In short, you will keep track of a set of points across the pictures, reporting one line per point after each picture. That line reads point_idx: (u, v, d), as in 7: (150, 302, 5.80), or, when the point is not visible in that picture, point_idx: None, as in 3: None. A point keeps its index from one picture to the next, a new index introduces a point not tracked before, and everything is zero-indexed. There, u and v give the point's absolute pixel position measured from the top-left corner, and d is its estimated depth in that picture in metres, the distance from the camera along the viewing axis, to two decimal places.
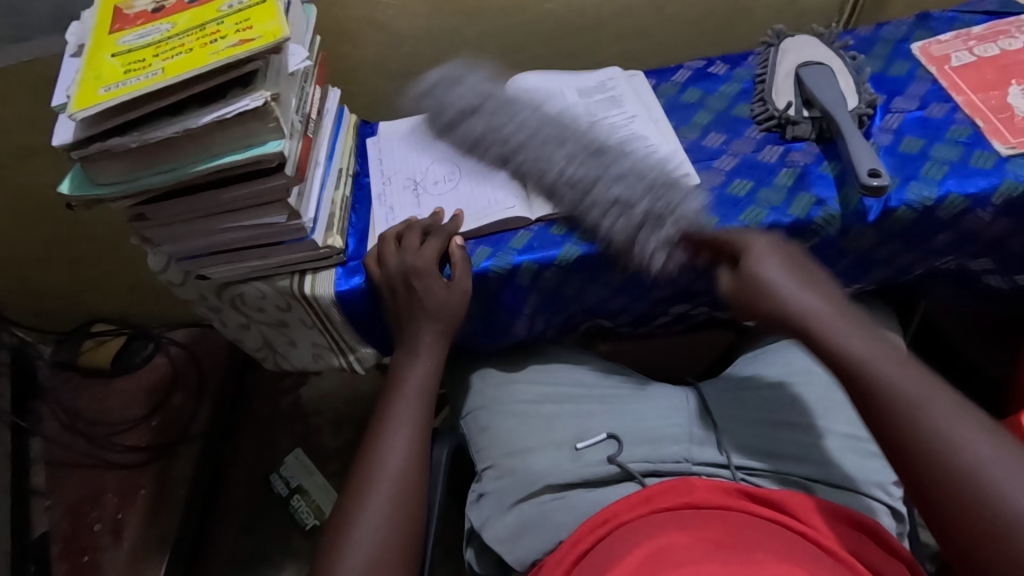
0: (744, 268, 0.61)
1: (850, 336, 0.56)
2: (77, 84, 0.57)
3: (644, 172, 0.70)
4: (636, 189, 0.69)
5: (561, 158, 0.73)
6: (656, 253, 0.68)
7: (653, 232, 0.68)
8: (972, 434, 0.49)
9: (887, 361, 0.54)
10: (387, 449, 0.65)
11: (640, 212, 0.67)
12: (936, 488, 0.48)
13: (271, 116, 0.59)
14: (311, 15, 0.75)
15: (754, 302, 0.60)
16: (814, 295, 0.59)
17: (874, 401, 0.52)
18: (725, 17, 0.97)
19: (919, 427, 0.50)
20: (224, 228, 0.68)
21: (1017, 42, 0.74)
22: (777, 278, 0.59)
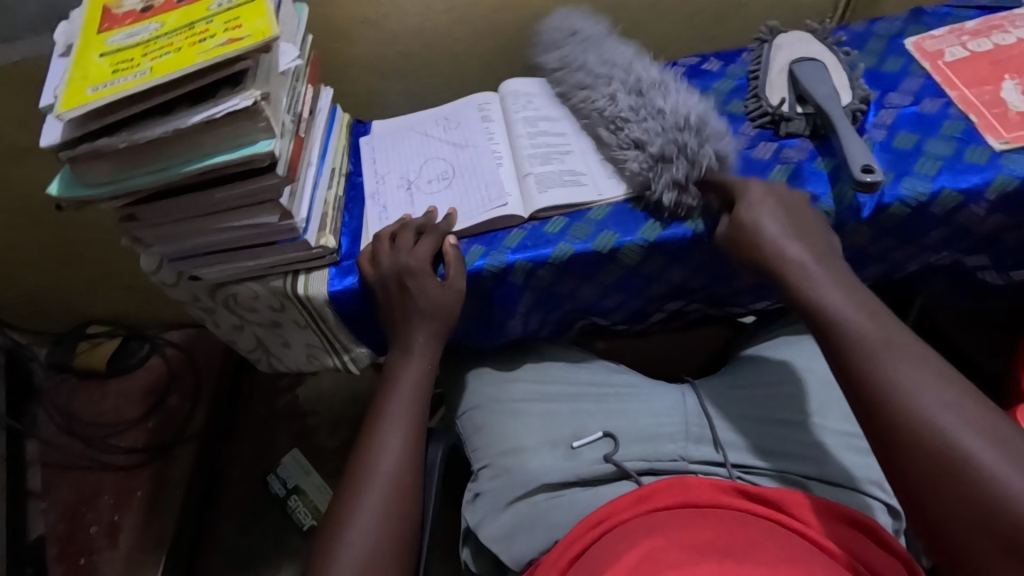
0: (736, 215, 0.64)
1: (821, 284, 0.58)
2: (65, 84, 0.57)
3: (676, 118, 0.71)
4: (664, 129, 0.71)
5: (620, 94, 0.77)
6: (663, 193, 0.68)
7: (665, 167, 0.69)
8: (930, 386, 0.47)
9: (860, 313, 0.54)
10: (381, 451, 0.64)
11: (655, 150, 0.70)
12: (889, 437, 0.47)
13: (261, 116, 0.58)
14: (302, 13, 0.74)
15: (747, 246, 0.63)
16: (798, 244, 0.61)
17: (844, 358, 0.53)
18: (720, 12, 0.96)
19: (878, 380, 0.50)
20: (216, 228, 0.68)
21: (1010, 37, 0.74)
22: (765, 223, 0.62)
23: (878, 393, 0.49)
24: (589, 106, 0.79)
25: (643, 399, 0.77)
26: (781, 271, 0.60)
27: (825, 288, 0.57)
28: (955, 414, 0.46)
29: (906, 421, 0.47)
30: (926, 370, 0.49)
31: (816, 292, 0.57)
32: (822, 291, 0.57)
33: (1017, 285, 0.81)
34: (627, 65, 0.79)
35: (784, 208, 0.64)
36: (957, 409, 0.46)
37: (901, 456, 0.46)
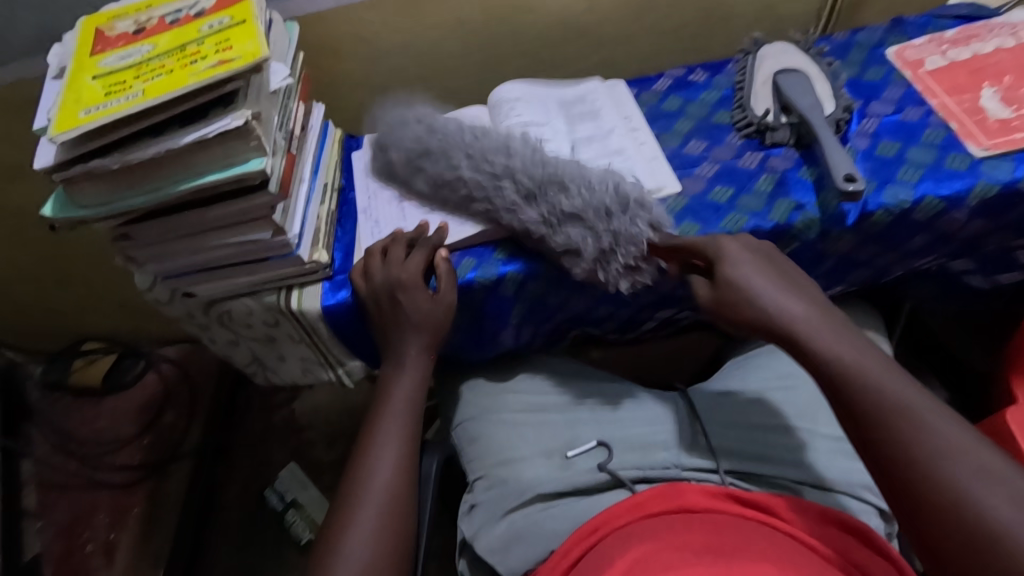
0: (721, 273, 0.62)
1: (829, 339, 0.57)
2: (57, 107, 0.57)
3: (594, 200, 0.69)
4: (592, 227, 0.68)
5: (520, 206, 0.71)
6: (619, 281, 0.69)
7: (607, 264, 0.69)
8: (944, 446, 0.49)
9: (866, 367, 0.54)
10: (375, 464, 0.65)
11: (611, 228, 0.68)
12: (936, 525, 0.47)
13: (253, 135, 0.59)
14: (293, 32, 0.75)
15: (739, 311, 0.60)
16: (799, 302, 0.59)
17: (867, 431, 0.52)
18: (705, 24, 0.98)
19: (910, 458, 0.49)
20: (210, 245, 0.68)
21: (988, 46, 0.75)
22: (754, 278, 0.60)
23: (909, 470, 0.49)
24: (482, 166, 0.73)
25: (636, 408, 0.77)
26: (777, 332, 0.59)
27: (834, 345, 0.56)
28: (995, 493, 0.46)
29: (942, 498, 0.47)
30: (958, 445, 0.49)
31: (821, 349, 0.56)
32: (835, 348, 0.56)
33: (1002, 289, 0.83)
34: (514, 151, 0.73)
35: (770, 263, 0.62)
36: (996, 484, 0.47)
37: (949, 535, 0.46)
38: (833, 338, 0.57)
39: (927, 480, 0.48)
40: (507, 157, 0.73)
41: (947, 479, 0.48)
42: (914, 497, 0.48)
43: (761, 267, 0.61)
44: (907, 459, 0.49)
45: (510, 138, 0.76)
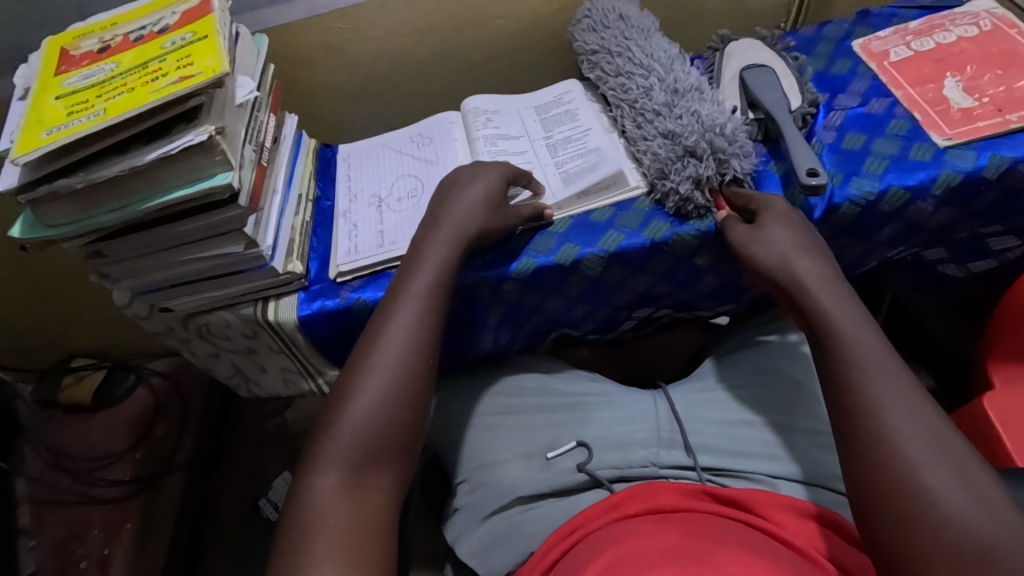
0: (759, 220, 0.65)
1: (829, 295, 0.58)
2: (21, 129, 0.58)
3: (685, 128, 0.72)
4: (677, 143, 0.71)
5: (653, 136, 0.74)
6: (680, 183, 0.69)
7: (680, 170, 0.70)
8: (902, 413, 0.50)
9: (859, 330, 0.56)
10: (370, 386, 0.57)
11: (687, 144, 0.70)
12: (869, 470, 0.49)
13: (218, 149, 0.59)
14: (260, 44, 0.76)
15: (752, 259, 0.64)
16: (808, 258, 0.61)
17: (838, 380, 0.54)
18: (676, 22, 0.98)
19: (866, 409, 0.51)
20: (182, 260, 0.69)
21: (951, 36, 0.76)
22: (777, 233, 0.63)
23: (864, 419, 0.51)
24: (623, 95, 0.80)
25: (615, 406, 0.77)
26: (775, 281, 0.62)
27: (824, 300, 0.58)
28: (931, 454, 0.48)
29: (887, 451, 0.49)
30: (915, 410, 0.50)
31: (810, 301, 0.59)
32: (829, 305, 0.58)
33: (976, 276, 0.84)
34: (653, 72, 0.79)
35: (804, 222, 0.64)
36: (938, 448, 0.48)
37: (880, 490, 0.48)
38: (831, 296, 0.58)
39: (874, 432, 0.50)
40: (647, 78, 0.79)
41: (892, 433, 0.49)
42: (859, 443, 0.51)
43: (790, 226, 0.63)
44: (867, 408, 0.51)
45: (673, 62, 0.81)
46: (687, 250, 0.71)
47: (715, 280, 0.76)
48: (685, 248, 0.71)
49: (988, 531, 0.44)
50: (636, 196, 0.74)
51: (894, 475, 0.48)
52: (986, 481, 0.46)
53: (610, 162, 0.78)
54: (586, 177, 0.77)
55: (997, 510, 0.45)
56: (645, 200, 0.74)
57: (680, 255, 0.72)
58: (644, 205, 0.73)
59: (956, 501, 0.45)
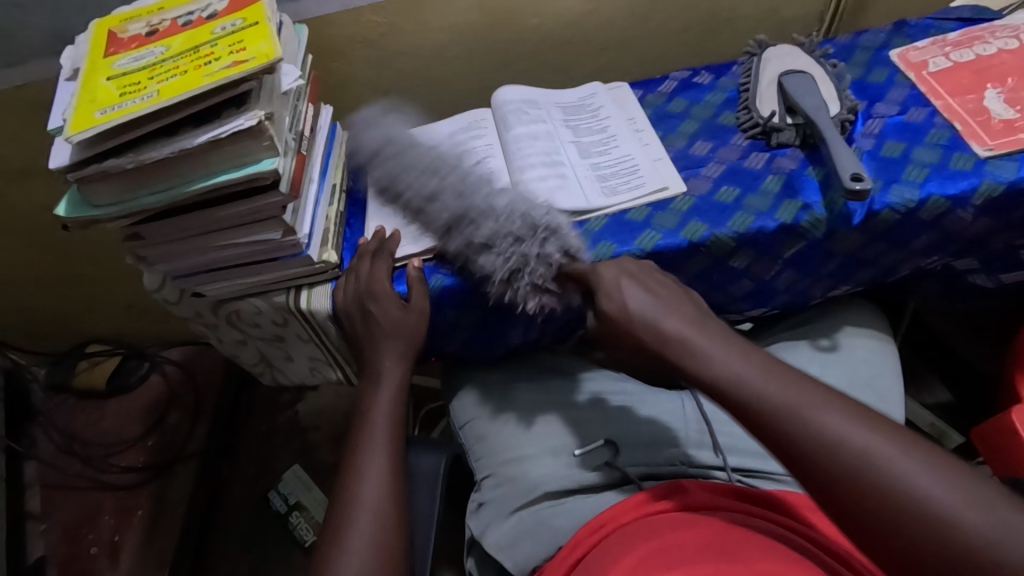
0: (599, 307, 0.60)
1: (717, 349, 0.55)
2: (73, 107, 0.58)
3: (503, 229, 0.67)
4: (500, 250, 0.66)
5: (473, 254, 0.68)
6: (527, 299, 0.66)
7: (517, 283, 0.66)
8: (853, 433, 0.48)
9: (761, 376, 0.52)
10: (362, 486, 0.62)
11: (503, 264, 0.66)
12: (870, 523, 0.45)
13: (266, 135, 0.59)
14: (302, 34, 0.76)
15: (627, 333, 0.59)
16: (678, 308, 0.58)
17: (794, 453, 0.49)
18: (709, 28, 0.99)
19: (845, 469, 0.46)
20: (219, 245, 0.69)
21: (991, 47, 0.76)
22: (636, 295, 0.59)
23: (840, 468, 0.47)
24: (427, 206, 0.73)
25: (643, 403, 0.77)
26: (669, 358, 0.56)
27: (710, 343, 0.55)
28: (903, 464, 0.46)
29: (871, 494, 0.45)
30: (852, 421, 0.48)
31: (707, 366, 0.54)
32: (717, 360, 0.54)
33: (1007, 288, 0.84)
34: (443, 173, 0.74)
35: (644, 268, 0.63)
36: (903, 450, 0.47)
37: (889, 538, 0.45)
38: (711, 349, 0.55)
39: (869, 493, 0.46)
40: (438, 181, 0.74)
41: (861, 466, 0.46)
42: (863, 515, 0.46)
43: (635, 279, 0.61)
44: (849, 471, 0.46)
45: (456, 162, 0.76)
46: (724, 252, 0.70)
47: (749, 284, 0.75)
48: (722, 250, 0.70)
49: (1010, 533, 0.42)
50: (669, 196, 0.74)
51: (917, 533, 0.44)
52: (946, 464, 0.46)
53: (641, 162, 0.78)
54: (620, 177, 0.77)
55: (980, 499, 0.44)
56: (681, 200, 0.73)
57: (716, 257, 0.71)
58: (681, 206, 0.73)
59: (950, 502, 0.44)
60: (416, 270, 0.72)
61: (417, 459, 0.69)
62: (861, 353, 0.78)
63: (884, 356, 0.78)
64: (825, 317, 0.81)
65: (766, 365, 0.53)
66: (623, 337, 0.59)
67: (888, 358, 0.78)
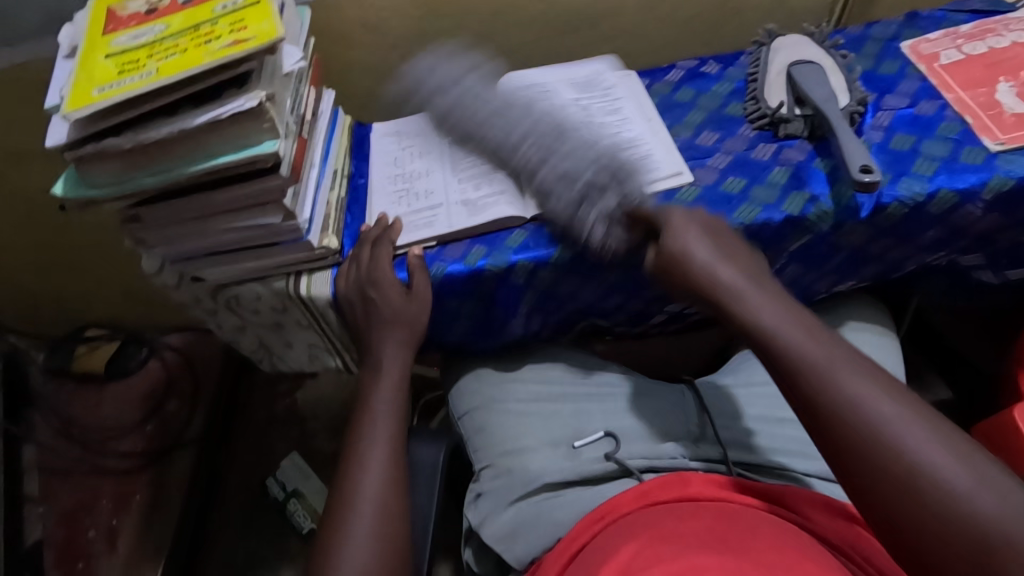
0: (663, 244, 0.61)
1: (764, 303, 0.55)
2: (71, 85, 0.57)
3: (581, 169, 0.69)
4: (574, 184, 0.69)
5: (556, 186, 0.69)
6: (596, 227, 0.67)
7: (591, 206, 0.67)
8: (880, 399, 0.47)
9: (802, 330, 0.53)
10: (363, 472, 0.62)
11: (587, 179, 0.68)
12: (883, 495, 0.45)
13: (266, 116, 0.58)
14: (304, 16, 0.74)
15: (679, 272, 0.60)
16: (732, 262, 0.59)
17: (812, 403, 0.49)
18: (717, 17, 0.98)
19: (862, 425, 0.46)
20: (218, 228, 0.68)
21: (1004, 41, 0.75)
22: (695, 247, 0.60)
23: (863, 431, 0.46)
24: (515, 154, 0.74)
25: (646, 398, 0.77)
26: (717, 299, 0.58)
27: (756, 300, 0.56)
28: (926, 439, 0.45)
29: (894, 464, 0.45)
30: (878, 385, 0.48)
31: (752, 310, 0.55)
32: (762, 313, 0.55)
33: (1012, 286, 0.83)
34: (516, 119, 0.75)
35: (709, 217, 0.63)
36: (930, 429, 0.46)
37: (902, 513, 0.44)
38: (762, 298, 0.56)
39: (880, 453, 0.45)
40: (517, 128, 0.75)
41: (885, 434, 0.46)
42: (878, 484, 0.45)
43: (700, 226, 0.62)
44: (863, 430, 0.46)
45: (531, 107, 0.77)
46: None
47: None
48: None
49: None
50: (678, 185, 0.73)
51: (929, 505, 0.43)
52: (974, 454, 0.45)
53: (652, 147, 0.77)
54: (632, 158, 0.76)
55: (1004, 491, 0.42)
56: (687, 191, 0.72)
57: None
58: (686, 196, 0.72)
59: (975, 492, 0.42)
60: (418, 258, 0.72)
61: (415, 448, 0.68)
62: (865, 348, 0.77)
63: (888, 353, 0.77)
64: (829, 312, 0.81)
65: (806, 322, 0.54)
66: (674, 276, 0.61)
67: (893, 353, 0.77)
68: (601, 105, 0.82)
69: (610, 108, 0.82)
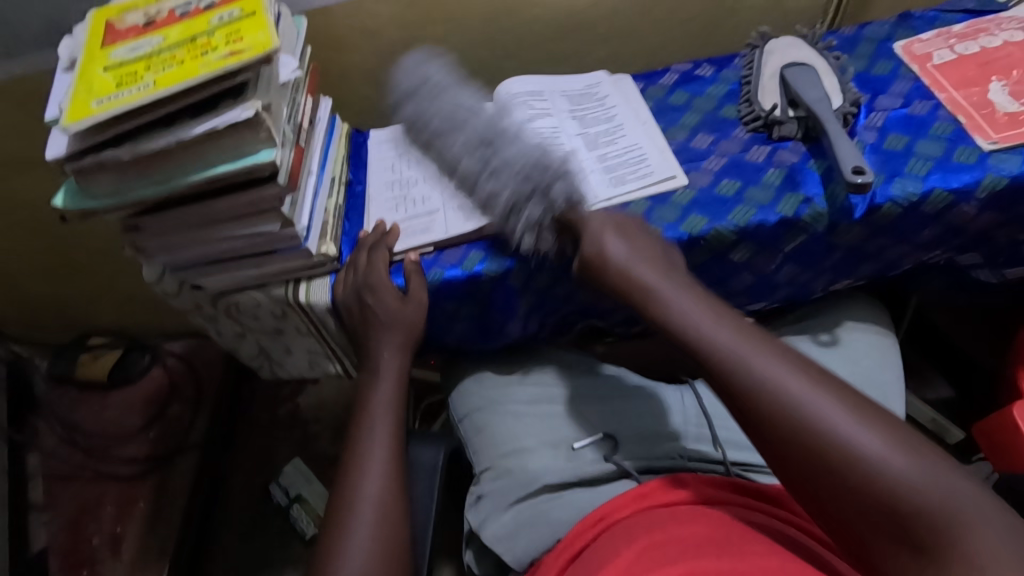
0: (584, 250, 0.63)
1: (685, 299, 0.58)
2: (69, 98, 0.58)
3: (501, 178, 0.67)
4: (501, 185, 0.67)
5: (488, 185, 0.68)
6: (522, 236, 0.67)
7: (517, 217, 0.67)
8: (791, 377, 0.49)
9: (717, 323, 0.55)
10: (363, 478, 0.62)
11: (507, 191, 0.67)
12: (800, 469, 0.46)
13: (263, 126, 0.59)
14: (301, 25, 0.75)
15: (606, 274, 0.62)
16: (652, 263, 0.61)
17: (732, 390, 0.51)
18: (712, 19, 0.98)
19: (776, 405, 0.48)
20: (217, 236, 0.69)
21: (997, 40, 0.76)
22: (617, 246, 0.62)
23: (777, 412, 0.48)
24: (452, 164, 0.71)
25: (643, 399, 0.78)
26: (640, 297, 0.60)
27: (678, 298, 0.58)
28: (836, 412, 0.47)
29: (811, 443, 0.46)
30: (789, 365, 0.50)
31: (668, 308, 0.58)
32: (680, 307, 0.57)
33: (1009, 284, 0.83)
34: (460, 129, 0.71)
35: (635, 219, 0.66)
36: (841, 403, 0.48)
37: (821, 486, 0.45)
38: (679, 292, 0.59)
39: (795, 430, 0.47)
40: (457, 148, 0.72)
41: (794, 409, 0.48)
42: (797, 463, 0.46)
43: (622, 225, 0.64)
44: (776, 407, 0.48)
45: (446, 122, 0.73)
46: (724, 246, 0.70)
47: (751, 278, 0.74)
48: (723, 244, 0.70)
49: (936, 483, 0.42)
50: (673, 187, 0.73)
51: (841, 471, 0.45)
52: (885, 424, 0.46)
53: (649, 153, 0.77)
54: (630, 165, 0.76)
55: (910, 448, 0.44)
56: (682, 193, 0.73)
57: (716, 252, 0.70)
58: (682, 198, 0.72)
59: (883, 457, 0.44)
60: (415, 264, 0.72)
61: (414, 450, 0.68)
62: (863, 347, 0.77)
63: (886, 351, 0.77)
64: (826, 312, 0.81)
65: (722, 313, 0.57)
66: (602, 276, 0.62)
67: (890, 352, 0.77)
68: (596, 114, 0.82)
69: (606, 117, 0.82)
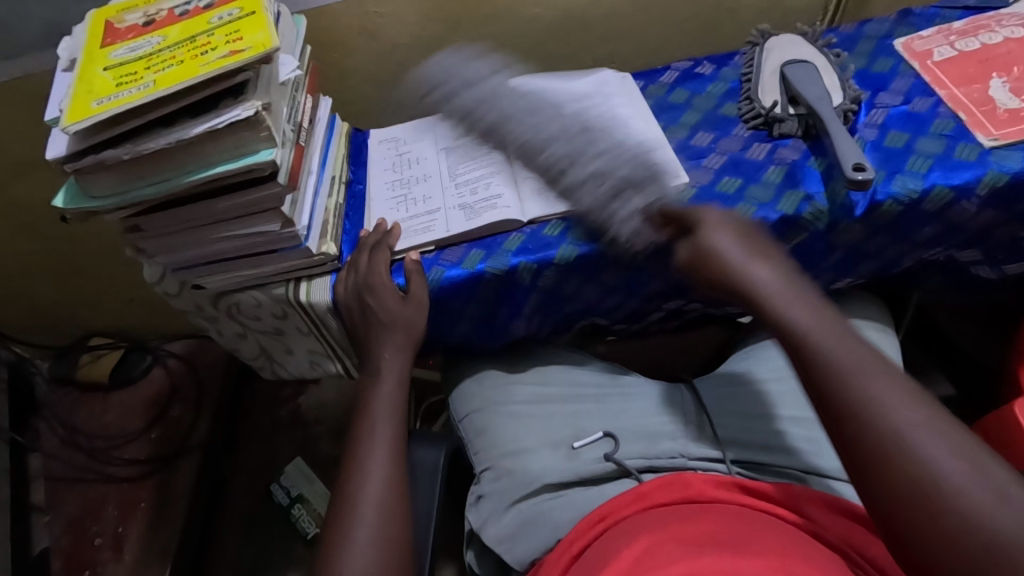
0: (698, 240, 0.62)
1: (790, 305, 0.54)
2: (69, 99, 0.58)
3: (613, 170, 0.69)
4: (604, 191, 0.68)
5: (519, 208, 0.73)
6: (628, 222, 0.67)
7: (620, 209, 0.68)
8: (906, 407, 0.45)
9: (826, 332, 0.52)
10: (363, 479, 0.62)
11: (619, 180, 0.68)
12: (891, 495, 0.43)
13: (263, 125, 0.59)
14: (300, 25, 0.75)
15: (707, 268, 0.61)
16: (765, 268, 0.58)
17: (835, 408, 0.48)
18: (712, 18, 0.98)
19: (879, 431, 0.45)
20: (217, 236, 0.68)
21: (997, 36, 0.75)
22: (730, 245, 0.60)
23: (879, 438, 0.45)
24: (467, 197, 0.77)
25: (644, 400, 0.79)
26: (749, 297, 0.57)
27: (791, 307, 0.54)
28: (942, 448, 0.43)
29: (912, 472, 0.43)
30: (903, 394, 0.46)
31: (779, 314, 0.54)
32: (789, 316, 0.54)
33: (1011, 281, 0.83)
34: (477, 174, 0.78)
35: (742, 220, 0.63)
36: (950, 442, 0.43)
37: (910, 516, 0.42)
38: (786, 300, 0.55)
39: (898, 461, 0.44)
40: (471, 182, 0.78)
41: (899, 437, 0.44)
42: (891, 488, 0.44)
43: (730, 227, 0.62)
44: (867, 413, 0.46)
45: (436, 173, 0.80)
46: None
47: None
48: None
49: None
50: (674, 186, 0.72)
51: (935, 510, 0.41)
52: (999, 470, 0.42)
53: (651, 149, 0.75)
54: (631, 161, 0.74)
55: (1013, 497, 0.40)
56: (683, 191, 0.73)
57: None
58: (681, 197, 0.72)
59: (983, 502, 0.40)
60: (415, 264, 0.72)
61: (415, 452, 0.69)
62: None
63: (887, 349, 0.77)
64: None
65: (838, 325, 0.53)
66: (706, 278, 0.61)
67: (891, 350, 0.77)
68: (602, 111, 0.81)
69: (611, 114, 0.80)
